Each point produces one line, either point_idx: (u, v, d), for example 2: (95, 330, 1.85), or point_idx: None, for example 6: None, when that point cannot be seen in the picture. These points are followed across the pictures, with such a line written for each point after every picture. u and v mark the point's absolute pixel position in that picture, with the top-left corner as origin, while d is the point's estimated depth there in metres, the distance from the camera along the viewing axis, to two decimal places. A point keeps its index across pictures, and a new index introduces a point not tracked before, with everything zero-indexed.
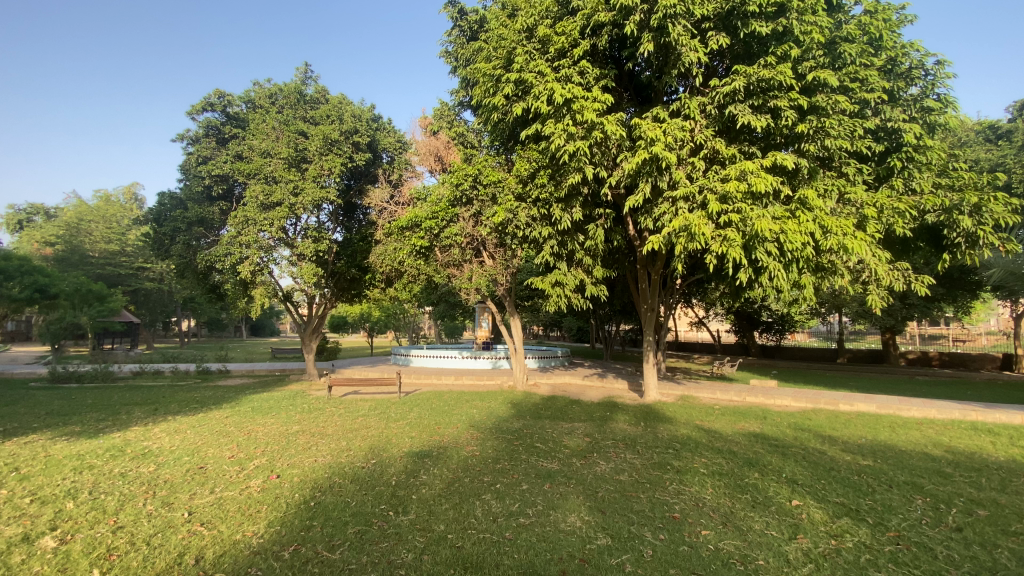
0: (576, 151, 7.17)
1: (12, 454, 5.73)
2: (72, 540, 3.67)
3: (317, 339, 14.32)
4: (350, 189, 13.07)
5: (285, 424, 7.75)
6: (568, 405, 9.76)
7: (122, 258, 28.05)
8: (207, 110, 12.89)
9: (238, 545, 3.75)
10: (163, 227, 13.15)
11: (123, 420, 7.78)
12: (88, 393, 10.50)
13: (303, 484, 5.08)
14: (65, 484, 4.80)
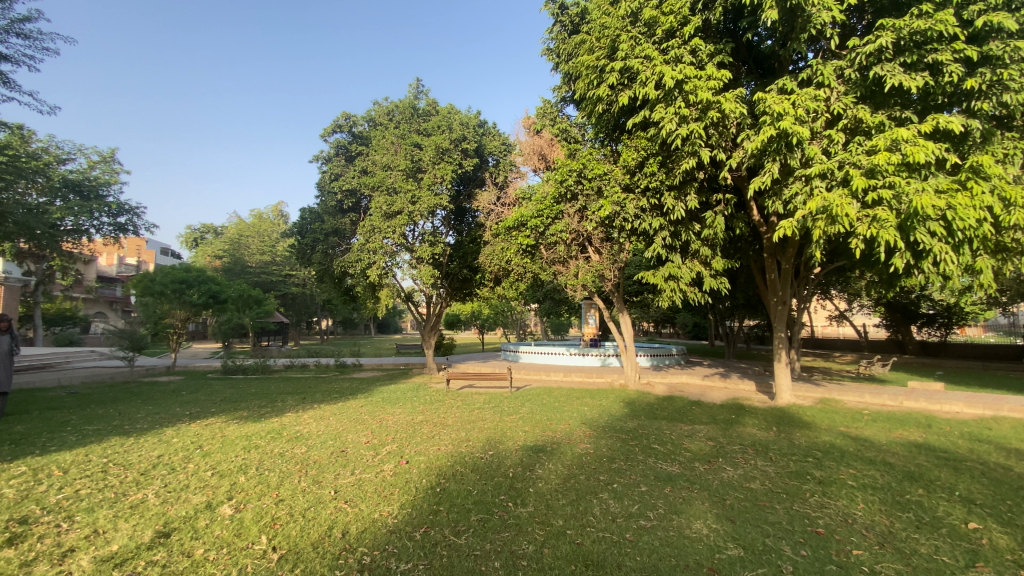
0: (690, 134, 6.75)
1: (199, 433, 6.87)
2: (244, 509, 4.26)
3: (434, 336, 15.20)
4: (460, 194, 13.65)
5: (410, 414, 8.35)
6: (687, 405, 9.24)
7: (273, 267, 32.37)
8: (337, 132, 14.33)
9: (376, 523, 4.09)
10: (305, 239, 14.86)
11: (279, 407, 8.94)
12: (251, 384, 12.23)
13: (429, 471, 5.41)
14: (238, 460, 5.62)
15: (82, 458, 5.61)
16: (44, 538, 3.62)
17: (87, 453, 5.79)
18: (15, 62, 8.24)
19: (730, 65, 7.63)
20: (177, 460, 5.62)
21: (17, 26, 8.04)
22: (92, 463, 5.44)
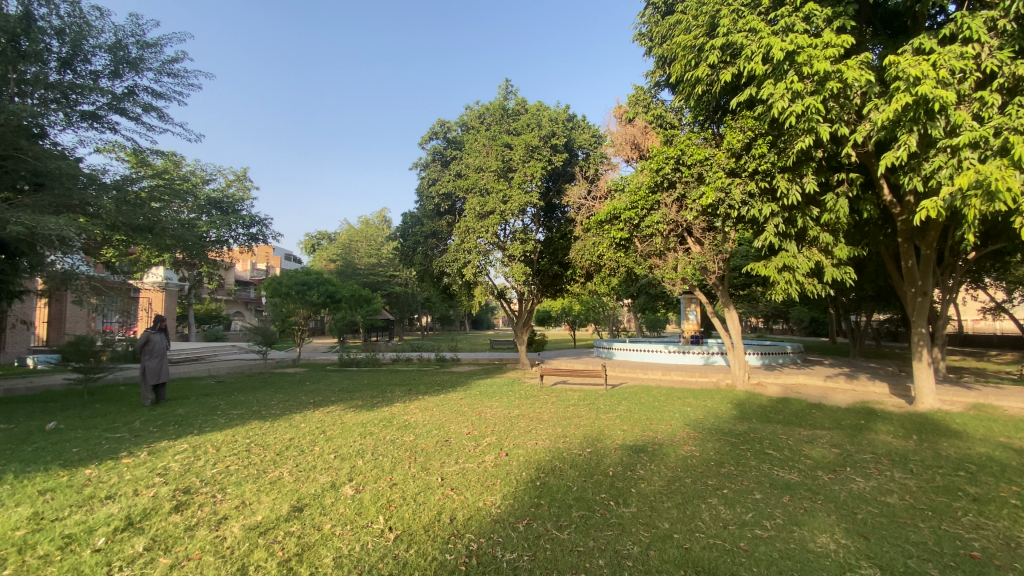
0: (805, 110, 6.15)
1: (322, 420, 7.61)
2: (363, 491, 4.63)
3: (527, 332, 15.40)
4: (549, 190, 13.65)
5: (508, 408, 8.54)
6: (804, 408, 8.44)
7: (379, 268, 34.86)
8: (433, 139, 15.04)
9: (481, 511, 4.24)
10: (406, 241, 15.80)
11: (388, 397, 9.62)
12: (363, 376, 13.31)
13: (529, 464, 5.49)
14: (355, 445, 6.14)
15: (228, 438, 6.46)
16: (203, 506, 4.21)
17: (233, 435, 6.65)
18: (168, 99, 9.66)
19: (851, 28, 6.82)
20: (303, 443, 6.26)
21: (167, 67, 9.40)
22: (237, 443, 6.24)
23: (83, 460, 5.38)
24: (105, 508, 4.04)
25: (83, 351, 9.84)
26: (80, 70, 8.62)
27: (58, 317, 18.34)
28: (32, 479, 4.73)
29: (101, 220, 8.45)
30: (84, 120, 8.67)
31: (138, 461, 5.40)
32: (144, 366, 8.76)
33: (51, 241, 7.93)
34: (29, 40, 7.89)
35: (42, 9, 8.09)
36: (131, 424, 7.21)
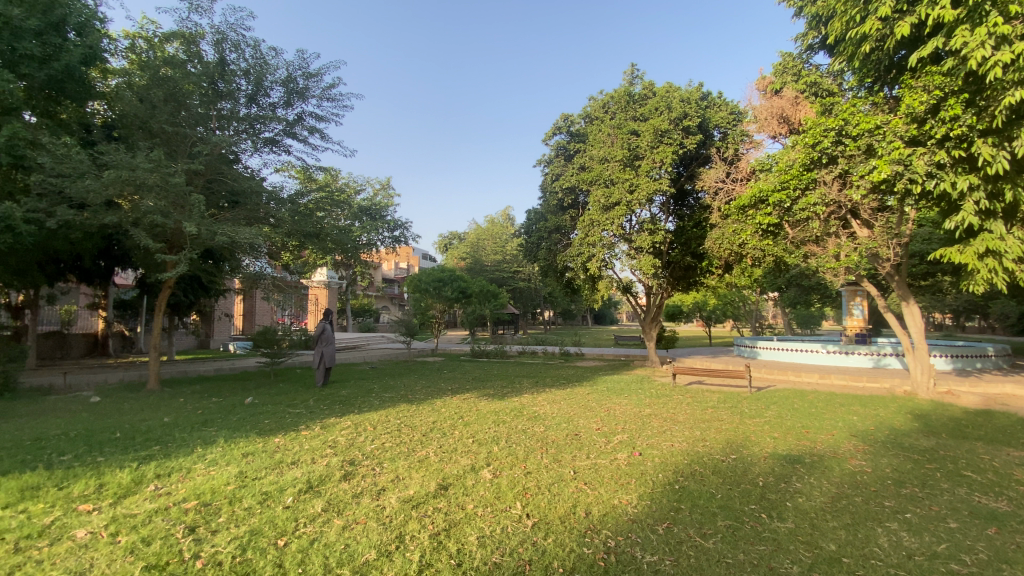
0: (1018, 57, 4.98)
1: (459, 406, 8.13)
2: (499, 476, 4.84)
3: (657, 327, 14.77)
4: (681, 177, 12.98)
5: (639, 406, 8.27)
6: (1015, 424, 6.86)
7: (505, 264, 36.18)
8: (556, 134, 15.13)
9: (617, 509, 4.16)
10: (531, 237, 16.12)
11: (518, 388, 9.93)
12: (494, 367, 13.95)
13: (665, 466, 5.25)
14: (491, 433, 6.44)
15: (382, 418, 7.23)
16: (365, 476, 4.75)
17: (386, 415, 7.42)
18: (328, 121, 11.03)
19: None
20: (445, 427, 6.75)
21: (326, 93, 10.74)
22: (389, 423, 6.94)
23: (273, 430, 6.42)
24: (291, 472, 4.77)
25: (268, 339, 11.71)
26: (262, 103, 10.24)
27: (251, 310, 22.19)
28: (238, 443, 5.77)
29: (280, 229, 9.98)
30: (266, 145, 10.29)
31: (314, 433, 6.30)
32: (320, 351, 10.19)
33: (245, 248, 9.64)
34: (225, 82, 9.56)
35: (233, 55, 9.74)
36: (307, 401, 8.45)
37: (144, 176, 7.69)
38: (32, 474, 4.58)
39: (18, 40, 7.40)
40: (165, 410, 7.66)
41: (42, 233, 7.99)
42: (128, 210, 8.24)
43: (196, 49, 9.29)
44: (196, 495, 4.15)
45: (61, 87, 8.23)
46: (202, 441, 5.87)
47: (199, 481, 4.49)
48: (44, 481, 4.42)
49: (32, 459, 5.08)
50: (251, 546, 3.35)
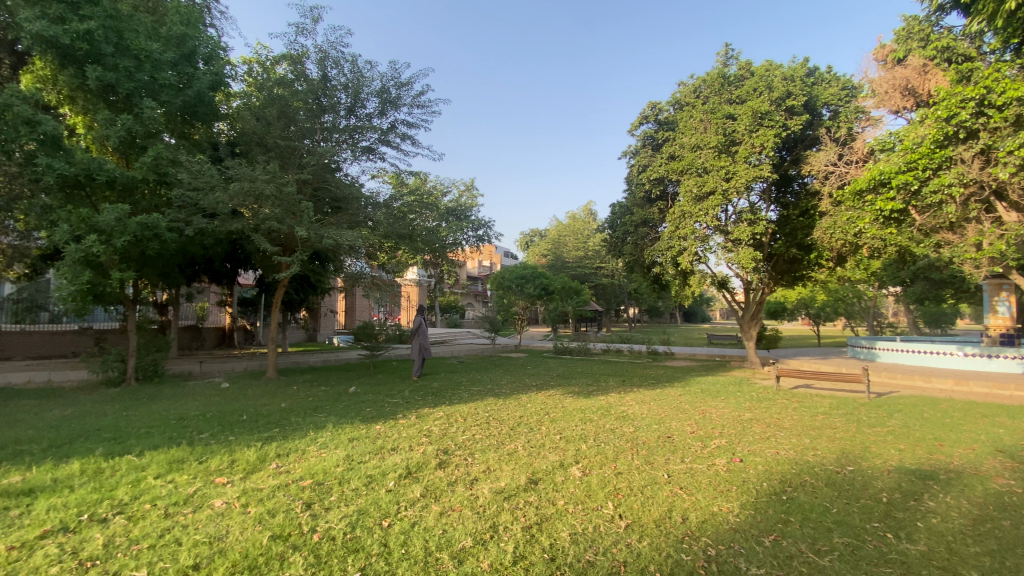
0: None
1: (546, 403, 8.16)
2: (590, 474, 4.79)
3: (756, 326, 13.76)
4: (784, 161, 12.00)
5: (737, 409, 7.78)
6: None
7: (587, 261, 35.75)
8: (644, 123, 14.67)
9: (717, 517, 3.94)
10: (617, 232, 15.76)
11: (605, 387, 9.76)
12: (579, 364, 13.84)
13: (770, 475, 4.88)
14: (579, 430, 6.39)
15: (472, 411, 7.47)
16: (459, 466, 4.94)
17: (475, 408, 7.65)
18: (418, 127, 11.57)
19: None
20: (532, 422, 6.82)
21: (417, 100, 11.26)
22: (479, 416, 7.15)
23: (374, 418, 6.88)
24: (391, 457, 5.08)
25: (367, 333, 12.57)
26: (359, 114, 10.98)
27: (351, 307, 23.96)
28: (344, 429, 6.26)
29: (377, 230, 10.65)
30: (363, 153, 11.02)
31: (410, 422, 6.66)
32: (417, 343, 10.75)
33: (347, 249, 10.40)
34: (328, 97, 10.37)
35: (334, 71, 10.53)
36: (403, 392, 8.95)
37: (262, 186, 8.58)
38: (180, 448, 5.30)
39: (157, 71, 8.65)
40: (282, 396, 8.50)
41: (183, 240, 9.16)
42: (249, 217, 9.22)
43: (302, 68, 10.16)
44: (310, 474, 4.56)
45: (193, 111, 9.36)
46: (314, 426, 6.44)
47: (312, 462, 4.92)
48: (188, 455, 5.09)
49: (179, 436, 5.87)
50: (359, 524, 3.61)
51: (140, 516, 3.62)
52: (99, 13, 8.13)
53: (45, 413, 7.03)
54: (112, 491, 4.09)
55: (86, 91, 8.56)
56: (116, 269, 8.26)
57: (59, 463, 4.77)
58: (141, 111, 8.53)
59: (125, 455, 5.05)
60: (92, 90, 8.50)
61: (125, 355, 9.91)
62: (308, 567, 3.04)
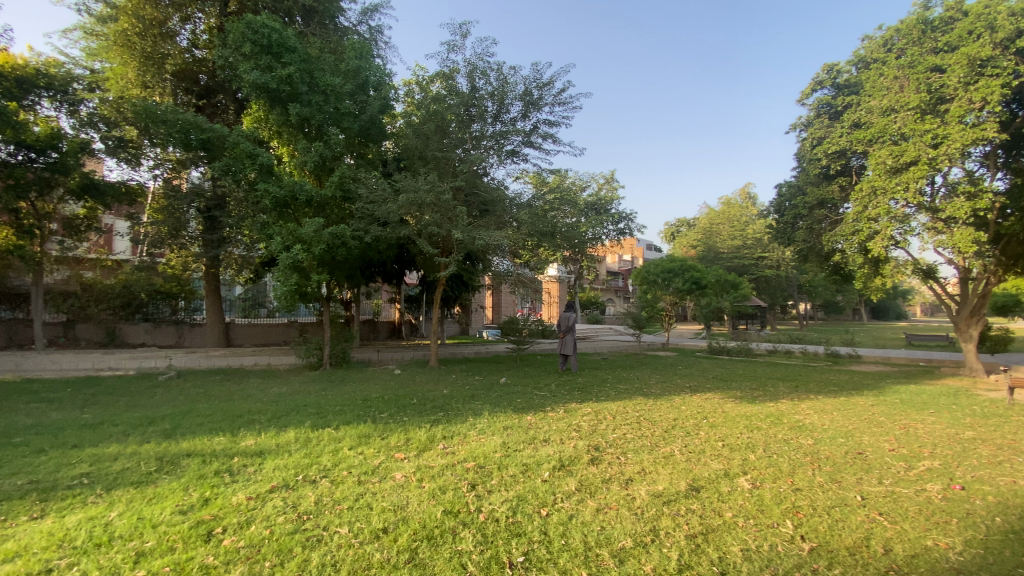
0: None
1: (702, 406, 7.62)
2: (761, 488, 4.33)
3: (977, 325, 11.14)
4: (1019, 116, 9.65)
5: (954, 426, 6.36)
6: None
7: (745, 251, 32.49)
8: (817, 90, 12.94)
9: (931, 552, 3.27)
10: (785, 217, 14.05)
11: (772, 392, 8.77)
12: (738, 365, 12.67)
13: (1007, 510, 3.89)
14: (744, 438, 5.83)
15: (621, 409, 7.31)
16: (612, 464, 4.85)
17: (625, 406, 7.47)
18: (560, 125, 11.67)
19: None
20: (689, 425, 6.41)
21: (558, 97, 11.35)
22: (629, 414, 6.97)
23: (525, 409, 7.14)
24: (545, 449, 5.22)
25: (513, 328, 13.12)
26: (504, 119, 11.48)
27: (497, 303, 25.26)
28: (499, 417, 6.60)
29: (523, 229, 11.03)
30: (508, 157, 11.50)
31: (560, 416, 6.77)
32: (568, 339, 10.96)
33: (496, 248, 10.95)
34: (476, 106, 11.02)
35: (481, 81, 11.15)
36: (551, 386, 9.17)
37: (422, 195, 9.49)
38: (364, 425, 6.11)
39: (340, 102, 10.06)
40: (443, 384, 9.30)
41: (362, 246, 10.53)
42: (413, 223, 10.24)
43: (453, 83, 10.95)
44: (472, 458, 4.90)
45: (366, 133, 10.68)
46: (472, 412, 6.91)
47: (473, 446, 5.29)
48: (372, 431, 5.85)
49: (363, 414, 6.78)
50: (520, 510, 3.77)
51: (340, 481, 4.27)
52: (296, 59, 9.81)
53: (267, 390, 8.68)
54: (318, 457, 4.89)
55: (289, 126, 10.34)
56: (314, 273, 9.87)
57: (279, 431, 5.83)
58: (329, 138, 10.04)
59: (325, 428, 5.99)
60: (293, 124, 10.21)
61: (320, 344, 11.79)
62: (477, 544, 3.27)
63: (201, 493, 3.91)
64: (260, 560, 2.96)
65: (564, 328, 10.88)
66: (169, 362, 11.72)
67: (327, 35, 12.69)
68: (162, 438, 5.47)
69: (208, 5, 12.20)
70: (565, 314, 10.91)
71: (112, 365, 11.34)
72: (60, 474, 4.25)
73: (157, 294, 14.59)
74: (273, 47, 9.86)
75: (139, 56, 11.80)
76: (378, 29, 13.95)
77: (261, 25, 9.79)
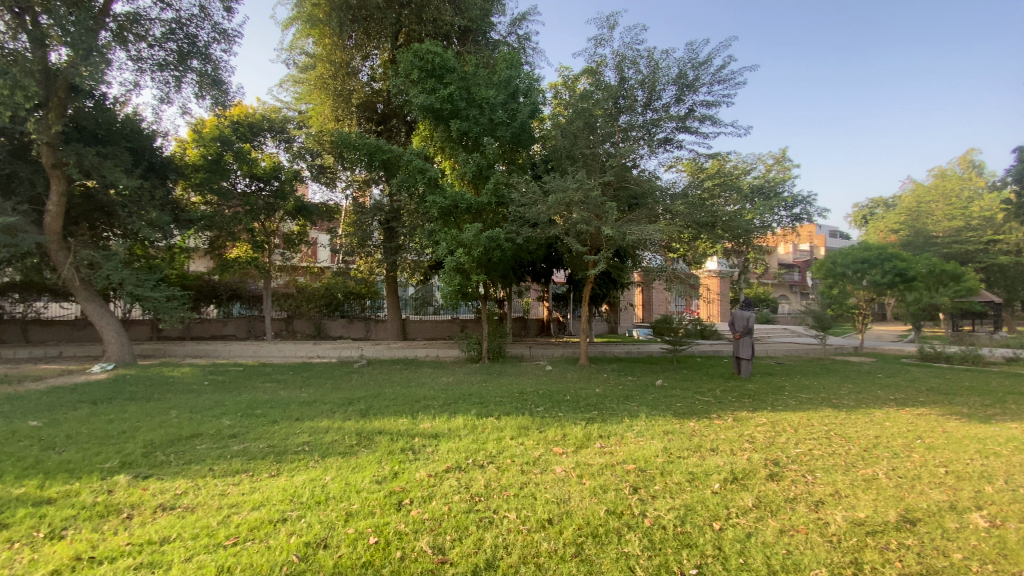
0: None
1: (911, 423, 6.34)
2: (1006, 528, 3.43)
3: None
4: None
5: None
6: None
7: (969, 233, 26.10)
8: None
9: None
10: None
11: (1017, 410, 6.89)
12: (963, 375, 10.23)
13: None
14: (976, 465, 4.69)
15: (805, 421, 6.42)
16: (797, 482, 4.30)
17: (809, 419, 6.54)
18: (720, 105, 10.73)
19: None
20: (896, 446, 5.35)
21: (717, 75, 10.46)
22: (816, 428, 6.07)
23: (687, 414, 6.71)
24: (714, 458, 4.83)
25: (669, 327, 12.38)
26: (656, 106, 10.99)
27: (649, 301, 24.30)
28: (658, 420, 6.32)
29: (679, 222, 10.38)
30: (661, 146, 10.96)
31: (728, 424, 6.22)
32: (743, 340, 10.24)
33: (649, 243, 10.52)
34: (625, 97, 10.74)
35: (631, 70, 10.82)
36: (715, 391, 8.48)
37: (572, 194, 9.55)
38: (524, 418, 6.37)
39: (494, 113, 10.63)
40: (597, 383, 9.24)
41: (515, 248, 10.99)
42: (564, 222, 10.36)
43: (601, 77, 10.82)
44: (633, 460, 4.76)
45: (518, 140, 11.08)
46: (628, 413, 6.74)
47: (633, 448, 5.14)
48: (531, 424, 6.06)
49: (521, 407, 7.08)
50: (689, 520, 3.55)
51: (505, 468, 4.50)
52: (455, 78, 10.68)
53: (437, 379, 9.60)
54: (484, 444, 5.24)
55: (450, 140, 11.30)
56: (473, 274, 10.61)
57: (449, 417, 6.39)
58: (484, 148, 10.72)
59: (488, 417, 6.38)
60: (454, 138, 11.09)
61: (480, 339, 12.65)
62: (645, 549, 3.16)
63: (391, 467, 4.46)
64: (443, 533, 3.27)
65: (743, 328, 10.13)
66: (360, 352, 13.70)
67: (480, 51, 13.55)
68: (358, 416, 6.40)
69: (383, 41, 13.95)
70: (742, 312, 10.13)
71: (319, 354, 13.66)
72: (289, 441, 5.23)
73: (350, 295, 17.33)
74: (435, 70, 10.88)
75: (333, 94, 13.99)
76: (526, 37, 14.46)
77: (426, 52, 10.86)
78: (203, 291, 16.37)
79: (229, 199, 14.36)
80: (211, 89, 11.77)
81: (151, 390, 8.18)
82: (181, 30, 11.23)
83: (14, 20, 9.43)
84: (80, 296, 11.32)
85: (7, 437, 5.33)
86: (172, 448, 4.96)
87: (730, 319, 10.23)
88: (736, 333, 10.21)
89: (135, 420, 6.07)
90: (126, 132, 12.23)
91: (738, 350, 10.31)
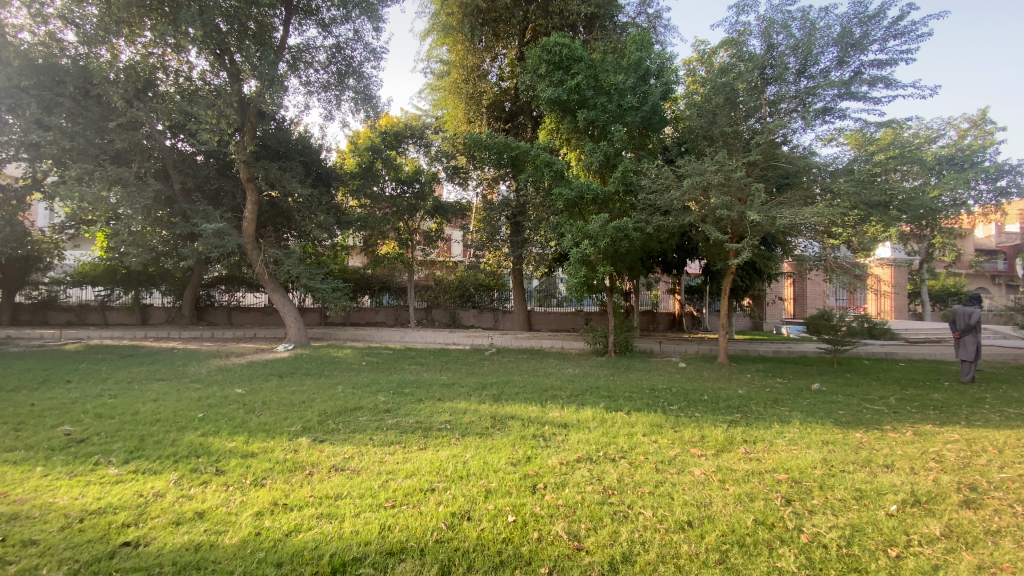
0: None
1: None
2: None
3: None
4: None
5: None
6: None
7: None
8: None
9: None
10: None
11: None
12: None
13: None
14: None
15: (1016, 442, 5.21)
16: (1006, 514, 3.50)
17: (1022, 439, 5.28)
18: (898, 62, 9.10)
19: None
20: None
21: (893, 28, 8.89)
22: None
23: (853, 424, 5.89)
24: (888, 477, 4.15)
25: (827, 324, 10.86)
26: (812, 72, 9.73)
27: (801, 295, 21.66)
28: (815, 429, 5.63)
29: (843, 202, 9.04)
30: (820, 116, 9.59)
31: (907, 438, 5.31)
32: (966, 340, 8.72)
33: (801, 229, 9.33)
34: (774, 66, 9.66)
35: (781, 36, 9.72)
36: (888, 399, 7.27)
37: (710, 177, 8.85)
38: (656, 415, 6.11)
39: (622, 98, 10.34)
40: (738, 384, 8.51)
41: (644, 237, 10.53)
42: (699, 209, 9.66)
43: (745, 47, 9.83)
44: (786, 469, 4.30)
45: (648, 124, 10.57)
46: (778, 418, 6.13)
47: (784, 457, 4.63)
48: (665, 422, 5.81)
49: (653, 404, 6.82)
50: (856, 542, 3.11)
51: (638, 465, 4.37)
52: (583, 68, 10.55)
53: (564, 370, 9.71)
54: (615, 438, 5.15)
55: (577, 131, 11.23)
56: (600, 264, 10.44)
57: (577, 408, 6.42)
58: (611, 136, 10.46)
59: (618, 412, 6.26)
60: (580, 129, 10.99)
61: (605, 332, 12.50)
62: (802, 567, 2.84)
63: (525, 451, 4.62)
64: (577, 521, 3.30)
65: (964, 326, 8.65)
66: (490, 341, 14.41)
67: (608, 36, 13.26)
68: (492, 400, 6.74)
69: (511, 40, 14.39)
70: (964, 308, 8.71)
71: (454, 341, 14.66)
72: (433, 419, 5.71)
73: (481, 287, 18.30)
74: (564, 62, 10.83)
75: (465, 97, 14.64)
76: (656, 15, 13.82)
77: (554, 44, 10.79)
78: (360, 284, 18.62)
79: (379, 202, 15.91)
80: (364, 103, 13.19)
81: (321, 368, 9.58)
82: (340, 53, 12.69)
83: (218, 61, 11.51)
84: (268, 288, 13.49)
85: (222, 400, 6.65)
86: (339, 417, 5.74)
87: (949, 316, 8.88)
88: (955, 332, 8.80)
89: (311, 392, 7.14)
90: (300, 148, 14.48)
91: (961, 352, 8.79)
